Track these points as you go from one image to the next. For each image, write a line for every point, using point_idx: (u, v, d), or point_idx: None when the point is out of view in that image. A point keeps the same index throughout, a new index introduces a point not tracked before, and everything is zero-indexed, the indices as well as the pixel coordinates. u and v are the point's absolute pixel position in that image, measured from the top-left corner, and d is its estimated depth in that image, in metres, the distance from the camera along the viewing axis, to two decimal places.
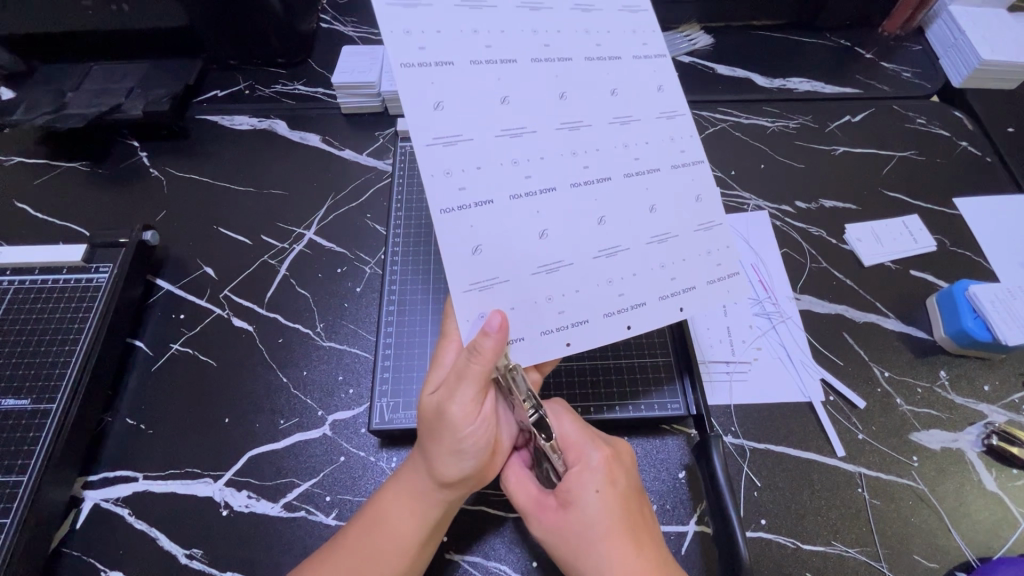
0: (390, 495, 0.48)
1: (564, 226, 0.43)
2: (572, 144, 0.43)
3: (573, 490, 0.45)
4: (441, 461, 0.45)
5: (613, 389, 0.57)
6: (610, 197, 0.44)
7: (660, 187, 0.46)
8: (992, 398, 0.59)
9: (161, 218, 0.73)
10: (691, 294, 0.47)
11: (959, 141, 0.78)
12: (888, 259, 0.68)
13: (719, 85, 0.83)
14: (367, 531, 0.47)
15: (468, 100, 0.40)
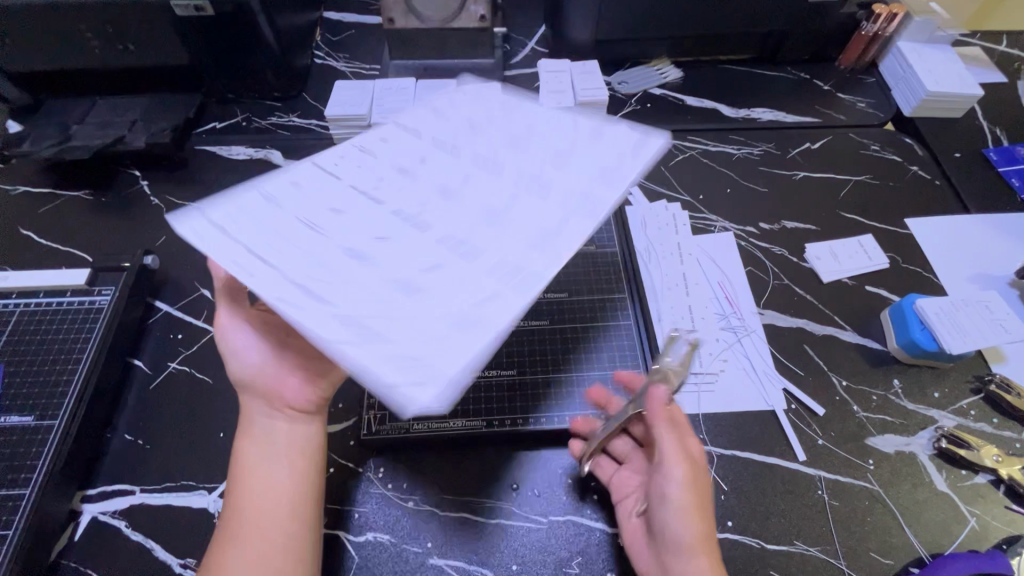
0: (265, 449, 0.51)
1: (368, 221, 0.42)
2: (444, 186, 0.46)
3: (692, 451, 0.50)
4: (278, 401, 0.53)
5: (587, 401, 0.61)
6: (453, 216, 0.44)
7: (508, 233, 0.42)
8: (942, 404, 0.63)
9: (160, 243, 0.76)
10: (424, 309, 0.37)
11: (911, 166, 0.84)
12: (845, 276, 0.73)
13: (688, 116, 0.89)
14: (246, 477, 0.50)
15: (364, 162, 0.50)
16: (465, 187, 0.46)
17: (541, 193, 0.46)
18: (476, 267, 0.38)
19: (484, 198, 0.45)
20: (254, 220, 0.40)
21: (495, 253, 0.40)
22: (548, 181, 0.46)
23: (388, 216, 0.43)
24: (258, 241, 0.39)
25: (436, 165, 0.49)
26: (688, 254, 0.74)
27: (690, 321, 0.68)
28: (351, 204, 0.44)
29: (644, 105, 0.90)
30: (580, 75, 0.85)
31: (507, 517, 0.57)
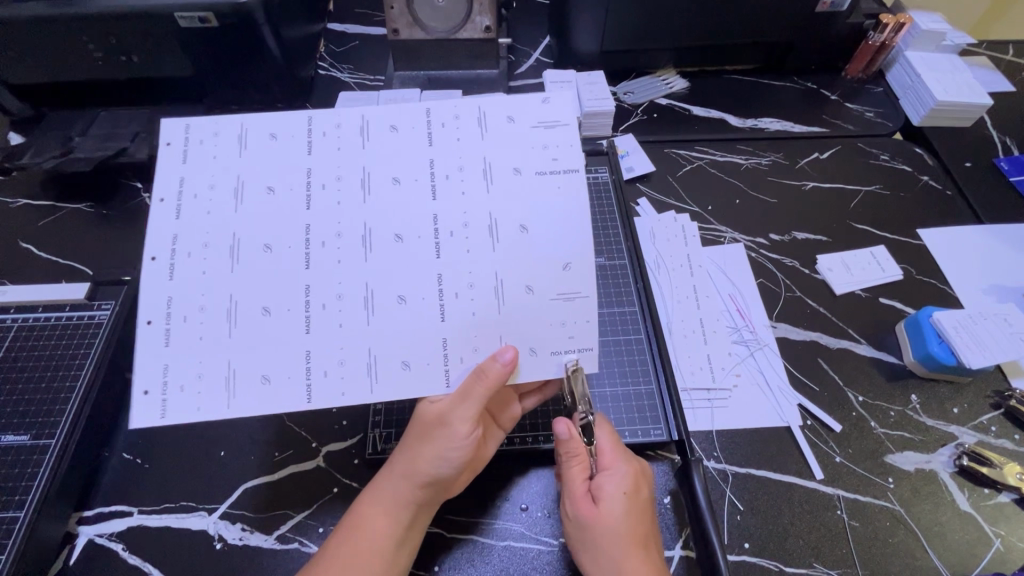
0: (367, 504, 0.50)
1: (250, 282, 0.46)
2: (354, 215, 0.48)
3: (604, 489, 0.49)
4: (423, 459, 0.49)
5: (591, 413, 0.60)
6: (385, 276, 0.47)
7: (396, 329, 0.47)
8: (962, 420, 0.62)
9: None
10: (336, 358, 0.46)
11: (921, 176, 0.83)
12: (858, 288, 0.71)
13: (695, 126, 0.88)
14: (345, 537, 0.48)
15: (281, 150, 0.49)
16: (365, 249, 0.47)
17: (468, 277, 0.48)
18: (382, 363, 0.46)
19: (386, 268, 0.47)
20: (159, 269, 0.46)
21: (390, 344, 0.47)
22: (488, 300, 0.47)
23: (278, 293, 0.46)
24: (174, 316, 0.45)
25: (340, 189, 0.48)
26: (698, 266, 0.73)
27: (701, 334, 0.67)
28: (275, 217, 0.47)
29: (651, 116, 0.89)
30: (586, 86, 0.84)
31: (516, 539, 0.55)
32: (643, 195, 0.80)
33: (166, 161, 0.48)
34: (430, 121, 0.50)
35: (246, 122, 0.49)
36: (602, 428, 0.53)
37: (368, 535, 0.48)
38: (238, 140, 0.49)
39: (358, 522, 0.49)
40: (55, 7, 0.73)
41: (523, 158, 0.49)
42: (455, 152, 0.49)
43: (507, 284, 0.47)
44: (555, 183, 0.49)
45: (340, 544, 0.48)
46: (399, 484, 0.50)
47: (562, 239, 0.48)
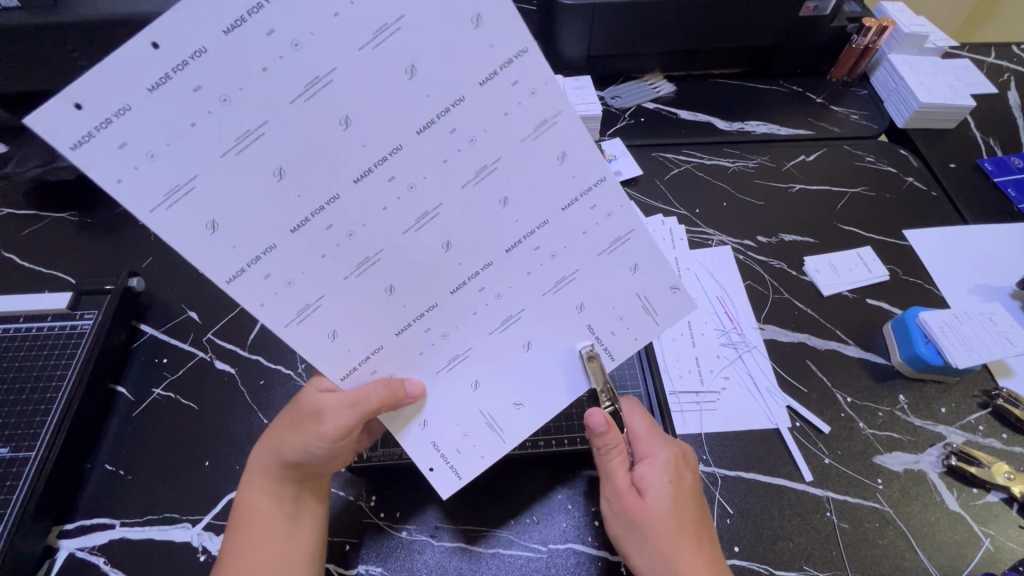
0: (250, 492, 0.50)
1: (225, 176, 0.32)
2: (405, 205, 0.36)
3: (645, 479, 0.49)
4: (295, 449, 0.48)
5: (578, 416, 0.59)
6: (393, 265, 0.38)
7: (349, 313, 0.39)
8: (950, 419, 0.62)
9: (146, 264, 0.74)
10: (270, 272, 0.36)
11: (906, 177, 0.84)
12: (845, 290, 0.71)
13: (682, 129, 0.89)
14: (237, 527, 0.49)
15: (449, 70, 0.33)
16: (393, 235, 0.37)
17: (451, 328, 0.43)
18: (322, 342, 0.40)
19: (392, 259, 0.38)
20: (145, 73, 0.29)
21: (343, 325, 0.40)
22: (440, 362, 0.44)
23: (304, 180, 0.34)
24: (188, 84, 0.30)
25: (430, 160, 0.35)
26: (686, 269, 0.73)
27: (690, 336, 0.67)
28: (324, 148, 0.33)
29: (638, 120, 0.90)
30: (573, 91, 0.85)
31: (505, 546, 0.54)
32: (631, 198, 0.81)
33: None
34: (591, 195, 0.39)
35: None
36: (636, 416, 0.53)
37: (248, 526, 0.49)
38: None
39: (241, 518, 0.49)
40: (37, 17, 0.72)
41: (600, 266, 0.42)
42: (574, 242, 0.41)
43: (466, 366, 0.44)
44: (600, 323, 0.45)
45: (231, 537, 0.49)
46: (269, 470, 0.50)
47: (541, 383, 0.46)
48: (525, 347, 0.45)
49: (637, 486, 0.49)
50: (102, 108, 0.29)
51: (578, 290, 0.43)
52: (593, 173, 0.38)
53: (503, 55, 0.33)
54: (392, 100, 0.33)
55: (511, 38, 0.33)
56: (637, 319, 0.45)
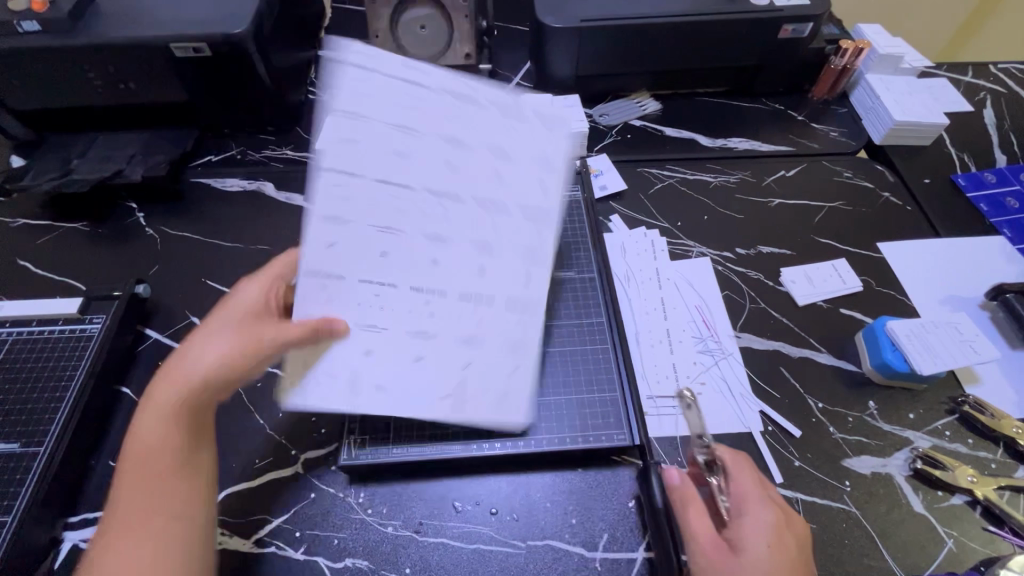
0: (127, 475, 0.49)
1: (337, 148, 0.52)
2: (419, 201, 0.53)
3: (744, 539, 0.50)
4: (186, 396, 0.51)
5: (555, 420, 0.62)
6: (394, 247, 0.53)
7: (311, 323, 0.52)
8: (917, 425, 0.64)
9: (153, 271, 0.78)
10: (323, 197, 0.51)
11: (883, 192, 0.87)
12: (820, 300, 0.74)
13: (666, 145, 0.92)
14: (122, 510, 0.48)
15: (500, 146, 0.55)
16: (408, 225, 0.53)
17: (390, 308, 0.54)
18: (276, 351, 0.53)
19: (399, 241, 0.53)
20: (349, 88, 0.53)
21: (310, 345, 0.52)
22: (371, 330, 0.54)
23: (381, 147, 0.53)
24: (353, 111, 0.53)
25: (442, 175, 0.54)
26: (666, 279, 0.76)
27: (668, 343, 0.70)
28: (397, 152, 0.53)
29: (625, 136, 0.94)
30: (561, 109, 0.89)
31: (485, 542, 0.57)
32: (615, 212, 0.84)
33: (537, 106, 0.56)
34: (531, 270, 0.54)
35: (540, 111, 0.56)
36: (744, 472, 0.54)
37: (148, 446, 0.50)
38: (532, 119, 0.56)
39: (138, 438, 0.50)
40: (57, 40, 0.78)
41: (504, 318, 0.53)
42: (504, 289, 0.54)
43: (376, 346, 0.53)
44: (502, 364, 0.53)
45: (117, 519, 0.48)
46: (182, 385, 0.51)
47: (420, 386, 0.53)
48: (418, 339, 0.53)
49: (734, 545, 0.50)
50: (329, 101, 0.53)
51: (484, 332, 0.53)
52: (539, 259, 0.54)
53: (545, 165, 0.55)
54: (452, 140, 0.54)
55: (548, 138, 0.56)
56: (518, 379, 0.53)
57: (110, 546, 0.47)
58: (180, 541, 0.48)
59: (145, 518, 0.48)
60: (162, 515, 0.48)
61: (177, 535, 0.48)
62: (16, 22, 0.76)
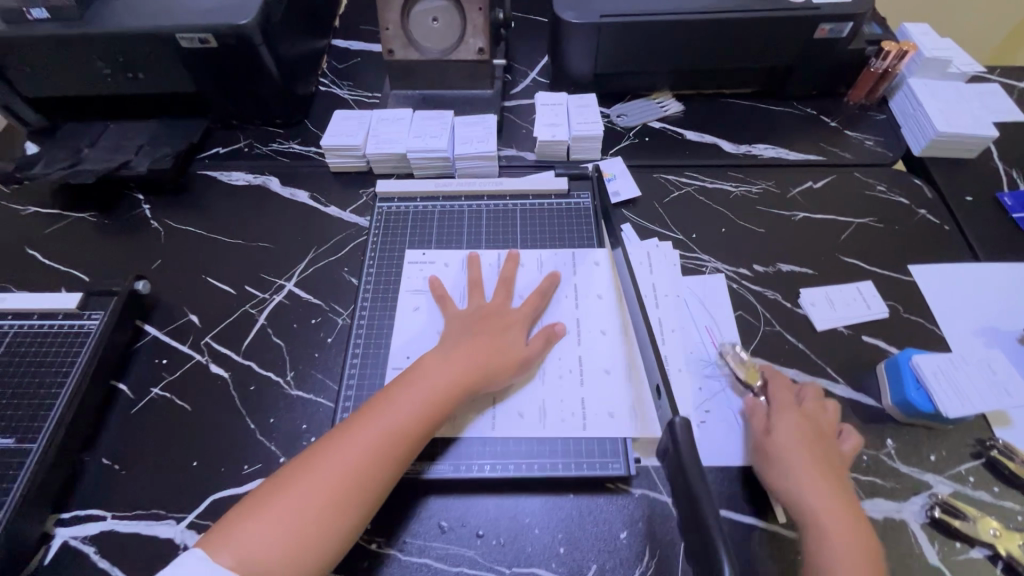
0: (345, 435, 0.54)
1: (521, 240, 0.77)
2: (592, 346, 0.68)
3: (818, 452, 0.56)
4: (403, 379, 0.60)
5: (550, 449, 0.61)
6: (575, 292, 0.71)
7: (421, 326, 0.70)
8: (938, 468, 0.60)
9: (154, 266, 0.78)
10: (529, 257, 0.74)
11: (919, 209, 0.80)
12: (841, 325, 0.70)
13: (686, 151, 0.88)
14: (325, 463, 0.52)
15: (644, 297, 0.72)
16: (579, 348, 0.67)
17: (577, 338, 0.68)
18: (387, 342, 0.69)
19: (578, 283, 0.72)
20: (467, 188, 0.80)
21: (398, 341, 0.69)
22: (557, 356, 0.67)
23: (569, 317, 0.69)
24: (537, 263, 0.74)
25: (604, 366, 0.66)
26: (675, 295, 0.72)
27: (674, 365, 0.66)
28: (579, 310, 0.70)
29: (642, 139, 0.89)
30: (577, 109, 0.85)
31: (468, 565, 0.55)
32: (627, 220, 0.80)
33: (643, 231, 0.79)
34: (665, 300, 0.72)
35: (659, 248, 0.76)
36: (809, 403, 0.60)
37: (379, 416, 0.56)
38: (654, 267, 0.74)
39: (375, 407, 0.57)
40: (65, 28, 0.77)
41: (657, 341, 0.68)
42: (653, 320, 0.70)
43: (554, 371, 0.66)
44: (568, 399, 0.64)
45: (318, 472, 0.52)
46: (434, 386, 0.58)
47: (583, 405, 0.64)
48: (586, 368, 0.66)
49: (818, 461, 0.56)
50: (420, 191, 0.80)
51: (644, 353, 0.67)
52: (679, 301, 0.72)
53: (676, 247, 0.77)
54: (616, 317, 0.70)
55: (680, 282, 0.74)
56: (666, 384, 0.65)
57: (308, 472, 0.52)
58: (357, 507, 0.52)
59: (351, 458, 0.53)
60: (353, 478, 0.52)
61: (352, 506, 0.51)
62: (26, 10, 0.76)
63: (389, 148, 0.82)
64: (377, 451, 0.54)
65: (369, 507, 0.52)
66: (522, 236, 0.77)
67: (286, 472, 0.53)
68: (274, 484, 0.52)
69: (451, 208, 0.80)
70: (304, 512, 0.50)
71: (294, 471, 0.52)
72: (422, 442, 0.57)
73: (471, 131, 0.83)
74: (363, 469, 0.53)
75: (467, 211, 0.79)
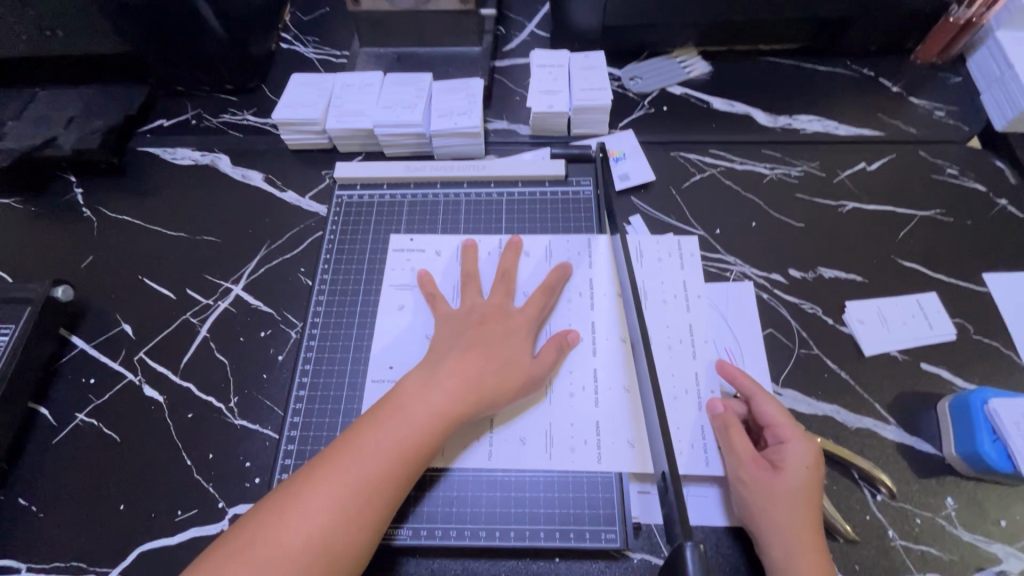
0: (309, 484, 0.43)
1: (520, 227, 0.64)
2: (609, 358, 0.55)
3: (784, 458, 0.47)
4: (383, 404, 0.48)
5: (531, 513, 0.49)
6: (589, 289, 0.58)
7: (406, 329, 0.58)
8: (1011, 537, 0.48)
9: (85, 264, 0.67)
10: (533, 246, 0.61)
11: (998, 199, 0.66)
12: (895, 349, 0.57)
13: (712, 124, 0.73)
14: (282, 521, 0.42)
15: (669, 298, 0.59)
16: (592, 360, 0.55)
17: (592, 347, 0.55)
18: (366, 348, 0.58)
19: (594, 277, 0.59)
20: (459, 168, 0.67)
21: (381, 347, 0.58)
22: (568, 370, 0.54)
23: (582, 320, 0.57)
24: (546, 254, 0.61)
25: (617, 382, 0.54)
26: (698, 304, 0.59)
27: (696, 395, 0.54)
28: (595, 311, 0.57)
29: (659, 109, 0.74)
30: (580, 72, 0.69)
31: None
32: (637, 211, 0.66)
33: (659, 220, 0.65)
34: (694, 303, 0.59)
35: (682, 241, 0.63)
36: (769, 401, 0.50)
37: (355, 458, 0.44)
38: (680, 261, 0.62)
39: (349, 443, 0.46)
40: None
41: (684, 353, 0.56)
42: (679, 326, 0.58)
43: (562, 389, 0.53)
44: (579, 423, 0.52)
45: (274, 536, 0.41)
46: (418, 415, 0.47)
47: (596, 432, 0.51)
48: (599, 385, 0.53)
49: (775, 465, 0.47)
50: (404, 172, 0.68)
51: (669, 367, 0.55)
52: (706, 305, 0.59)
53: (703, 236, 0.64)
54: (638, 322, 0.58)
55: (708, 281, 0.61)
56: (693, 407, 0.53)
57: (266, 533, 0.41)
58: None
59: (314, 517, 0.42)
60: (324, 540, 0.41)
61: (322, 575, 0.41)
62: None
63: (354, 122, 0.68)
64: (349, 504, 0.43)
65: (345, 575, 0.42)
66: (510, 231, 0.64)
67: (243, 529, 0.42)
68: (223, 551, 0.41)
69: (426, 195, 0.67)
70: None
71: (253, 529, 0.42)
72: (410, 484, 0.46)
73: (452, 101, 0.69)
74: (336, 527, 0.42)
75: (444, 199, 0.67)
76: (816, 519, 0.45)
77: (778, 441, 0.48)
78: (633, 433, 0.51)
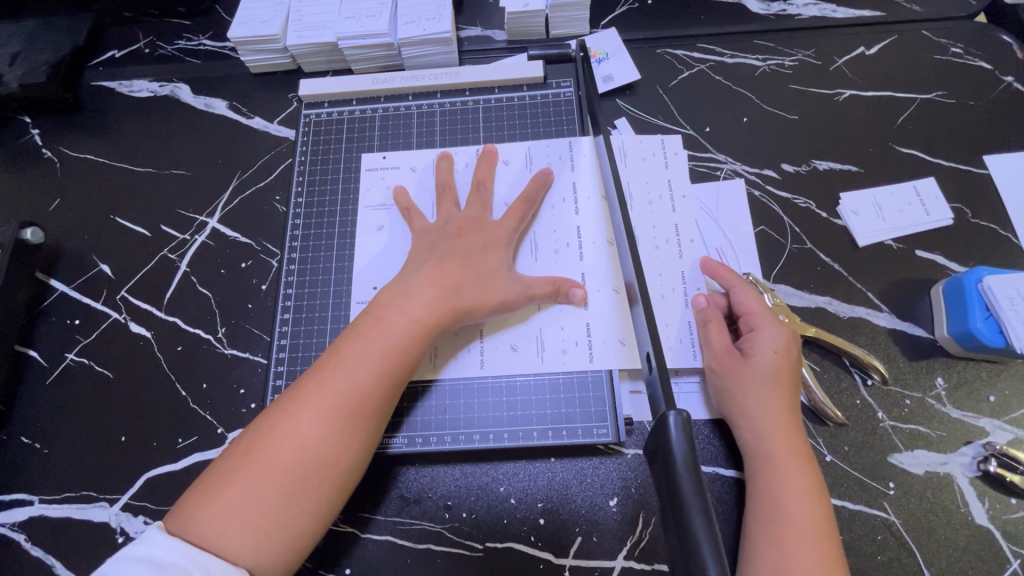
0: (297, 398, 0.43)
1: (497, 137, 0.61)
2: (595, 262, 0.54)
3: (756, 344, 0.47)
4: (363, 318, 0.48)
5: (523, 415, 0.50)
6: (572, 195, 0.56)
7: (387, 248, 0.57)
8: (998, 412, 0.49)
9: (53, 207, 0.65)
10: (511, 155, 0.59)
11: (1003, 76, 0.62)
12: (889, 238, 0.56)
13: (700, 15, 0.67)
14: (273, 433, 0.42)
15: (655, 198, 0.57)
16: (577, 265, 0.54)
17: (577, 252, 0.54)
18: (348, 271, 0.57)
19: (575, 182, 0.57)
20: (433, 78, 0.63)
21: (363, 268, 0.57)
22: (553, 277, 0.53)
23: (565, 226, 0.55)
24: (525, 162, 0.58)
25: (604, 285, 0.53)
26: (687, 201, 0.57)
27: (683, 293, 0.53)
28: (578, 216, 0.56)
29: (644, 3, 0.68)
30: None
31: (436, 540, 0.47)
32: (622, 113, 0.63)
33: (643, 120, 0.62)
34: (680, 201, 0.57)
35: (666, 139, 0.60)
36: (744, 290, 0.50)
37: (341, 370, 0.44)
38: (665, 161, 0.59)
39: (332, 357, 0.45)
40: None
41: (671, 252, 0.55)
42: (666, 226, 0.56)
43: None
44: (569, 327, 0.51)
45: (267, 447, 0.41)
46: (398, 326, 0.46)
47: (585, 335, 0.51)
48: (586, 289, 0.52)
49: (747, 352, 0.47)
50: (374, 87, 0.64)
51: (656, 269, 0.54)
52: (693, 203, 0.57)
53: (689, 134, 0.61)
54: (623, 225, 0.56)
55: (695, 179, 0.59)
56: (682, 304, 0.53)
57: (260, 446, 0.42)
58: (323, 481, 0.42)
59: (305, 427, 0.42)
60: (319, 449, 0.42)
61: (321, 481, 0.42)
62: None
63: (316, 36, 0.63)
64: (338, 412, 0.43)
65: (344, 479, 0.43)
66: (487, 141, 0.61)
67: (239, 444, 0.43)
68: (222, 466, 0.41)
69: (398, 110, 0.64)
70: (263, 494, 0.40)
71: (248, 442, 0.42)
72: (398, 392, 0.46)
73: (419, 5, 0.63)
74: (329, 435, 0.42)
75: (416, 112, 0.63)
76: (790, 400, 0.46)
77: (751, 329, 0.48)
78: (621, 334, 0.51)
